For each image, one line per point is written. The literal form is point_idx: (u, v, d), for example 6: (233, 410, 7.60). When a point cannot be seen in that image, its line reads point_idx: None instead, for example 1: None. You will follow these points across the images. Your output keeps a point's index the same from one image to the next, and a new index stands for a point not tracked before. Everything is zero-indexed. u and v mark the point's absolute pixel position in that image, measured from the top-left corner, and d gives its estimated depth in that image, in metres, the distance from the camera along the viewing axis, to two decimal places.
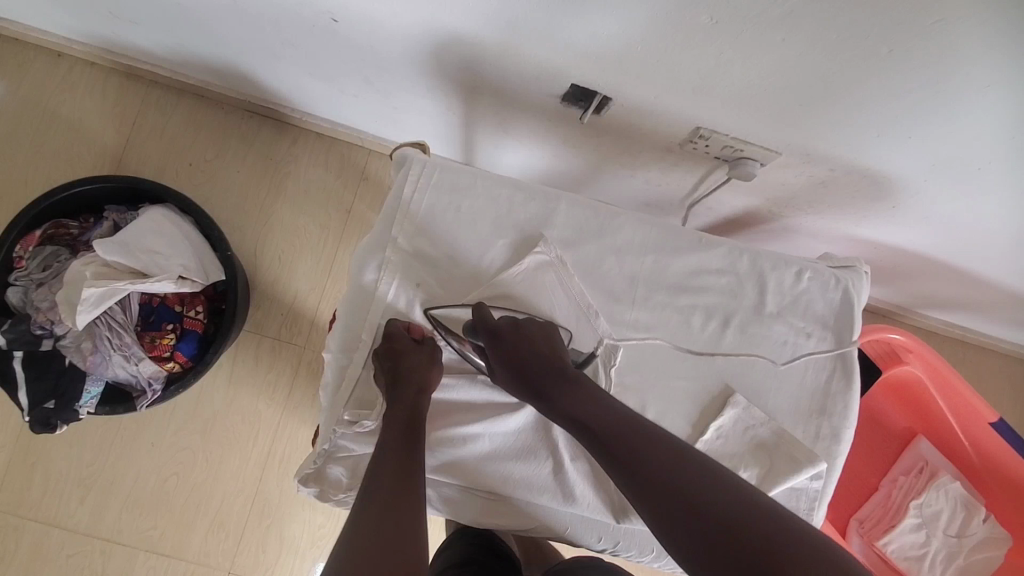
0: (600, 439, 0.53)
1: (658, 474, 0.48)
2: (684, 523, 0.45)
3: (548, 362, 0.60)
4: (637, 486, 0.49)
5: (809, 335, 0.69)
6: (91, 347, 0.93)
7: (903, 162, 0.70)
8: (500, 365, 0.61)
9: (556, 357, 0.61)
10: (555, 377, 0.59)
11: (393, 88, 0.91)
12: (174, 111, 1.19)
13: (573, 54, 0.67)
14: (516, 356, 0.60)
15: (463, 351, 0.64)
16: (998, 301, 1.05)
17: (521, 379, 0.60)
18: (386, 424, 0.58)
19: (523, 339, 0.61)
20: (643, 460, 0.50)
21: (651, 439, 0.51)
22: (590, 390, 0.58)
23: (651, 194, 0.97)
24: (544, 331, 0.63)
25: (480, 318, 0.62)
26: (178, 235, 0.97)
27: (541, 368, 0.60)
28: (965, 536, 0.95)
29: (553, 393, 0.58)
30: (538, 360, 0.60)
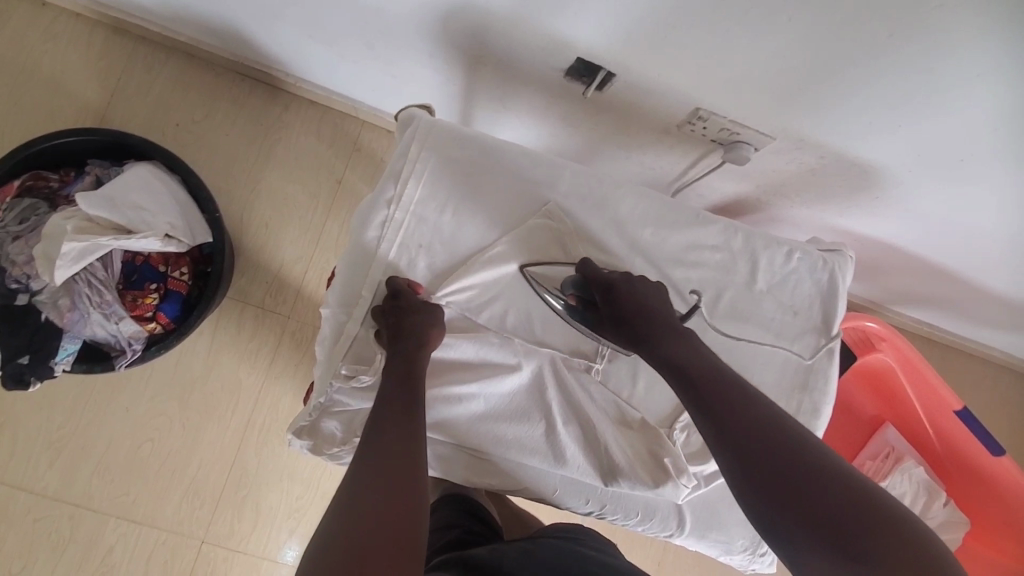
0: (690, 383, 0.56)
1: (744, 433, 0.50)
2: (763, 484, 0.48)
3: (651, 313, 0.61)
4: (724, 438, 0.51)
5: (795, 313, 0.72)
6: (69, 304, 0.91)
7: (890, 152, 0.73)
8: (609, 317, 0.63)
9: (660, 310, 0.62)
10: (662, 328, 0.60)
11: (395, 55, 0.90)
12: (163, 69, 1.15)
13: (584, 25, 0.68)
14: (623, 310, 0.62)
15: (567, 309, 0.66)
16: (966, 298, 1.10)
17: (624, 330, 0.62)
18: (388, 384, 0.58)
19: (634, 292, 0.63)
20: (732, 417, 0.51)
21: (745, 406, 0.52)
22: (695, 343, 0.59)
23: (645, 177, 0.99)
24: (653, 287, 0.65)
25: (589, 272, 0.65)
26: (164, 193, 0.94)
27: (647, 317, 0.61)
28: (925, 518, 0.99)
29: (658, 340, 0.59)
30: (643, 311, 0.62)
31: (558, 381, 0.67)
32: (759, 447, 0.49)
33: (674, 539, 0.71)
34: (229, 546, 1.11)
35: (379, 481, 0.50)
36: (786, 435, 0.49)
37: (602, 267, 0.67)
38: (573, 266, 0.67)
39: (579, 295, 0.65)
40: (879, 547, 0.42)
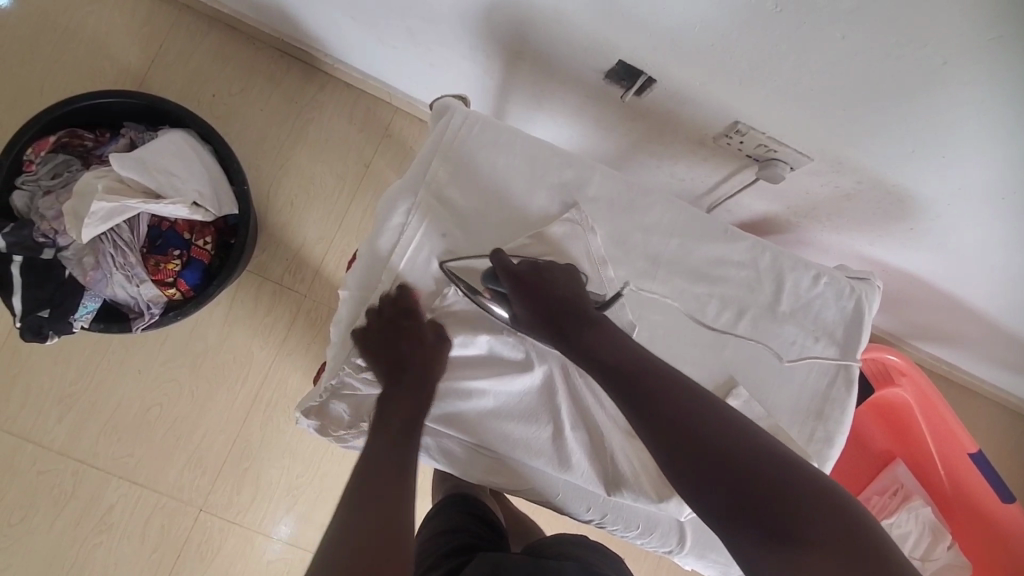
0: (614, 372, 0.56)
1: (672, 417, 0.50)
2: (694, 467, 0.48)
3: (571, 302, 0.61)
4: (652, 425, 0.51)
5: (816, 340, 0.70)
6: (93, 263, 0.92)
7: (928, 183, 0.72)
8: (524, 312, 0.61)
9: (576, 298, 0.61)
10: (577, 317, 0.60)
11: (435, 44, 0.90)
12: (204, 40, 1.16)
13: (627, 29, 0.67)
14: (540, 303, 0.60)
15: (485, 303, 0.63)
16: (991, 340, 1.08)
17: (543, 325, 0.60)
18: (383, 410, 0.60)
19: (543, 283, 0.61)
20: (658, 405, 0.51)
21: (666, 392, 0.52)
22: (609, 330, 0.59)
23: (674, 188, 0.99)
24: (564, 269, 0.63)
25: (500, 266, 0.62)
26: (195, 161, 0.95)
27: (568, 307, 0.60)
28: (927, 560, 0.97)
29: (575, 331, 0.59)
30: (558, 304, 0.60)
31: (570, 386, 0.66)
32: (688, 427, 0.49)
33: (673, 555, 0.71)
34: (226, 517, 1.12)
35: (369, 508, 0.51)
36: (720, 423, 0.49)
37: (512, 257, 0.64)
38: (485, 258, 0.64)
39: (493, 287, 0.63)
40: (806, 514, 0.43)
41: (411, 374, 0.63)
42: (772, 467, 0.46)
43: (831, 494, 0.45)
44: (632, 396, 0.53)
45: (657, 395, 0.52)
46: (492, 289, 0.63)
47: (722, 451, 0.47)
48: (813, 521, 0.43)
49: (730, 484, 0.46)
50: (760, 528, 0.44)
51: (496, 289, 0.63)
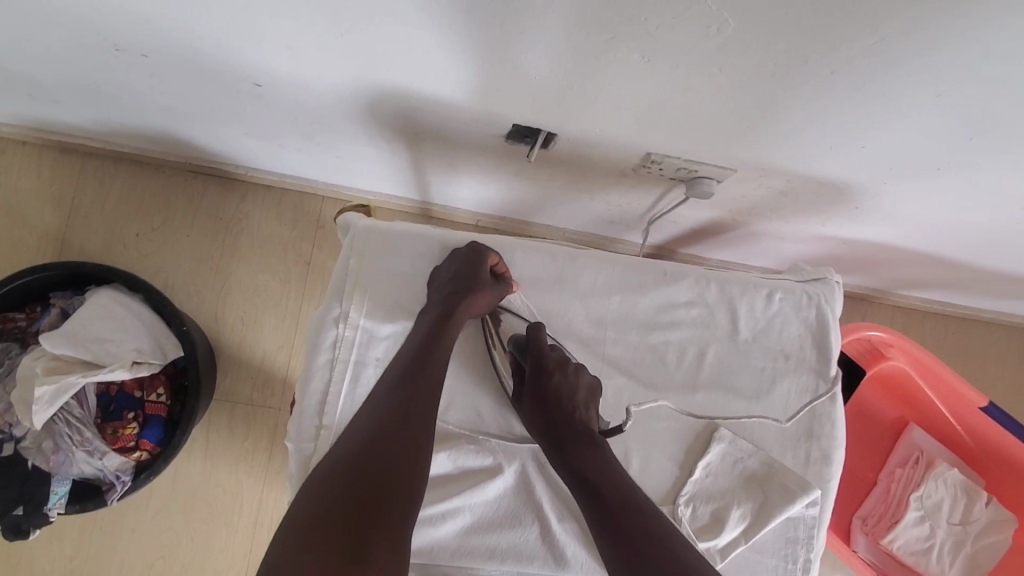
0: (598, 498, 0.56)
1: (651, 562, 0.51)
2: None
3: (570, 414, 0.61)
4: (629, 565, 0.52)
5: (786, 358, 0.67)
6: (52, 446, 0.89)
7: (858, 169, 0.69)
8: (530, 393, 0.62)
9: (583, 410, 0.61)
10: (577, 435, 0.60)
11: (335, 141, 0.88)
12: (115, 182, 1.14)
13: (510, 99, 0.64)
14: (550, 395, 0.61)
15: (497, 363, 0.65)
16: (974, 279, 1.05)
17: (541, 419, 0.61)
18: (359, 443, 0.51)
19: (565, 378, 0.62)
20: (638, 546, 0.52)
21: (650, 533, 0.53)
22: (604, 456, 0.59)
23: (614, 213, 0.96)
24: (588, 379, 0.63)
25: (535, 340, 0.63)
26: (129, 318, 0.92)
27: (565, 419, 0.61)
28: (969, 523, 0.94)
29: (570, 446, 0.60)
30: (567, 409, 0.61)
31: (546, 478, 0.63)
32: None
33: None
34: None
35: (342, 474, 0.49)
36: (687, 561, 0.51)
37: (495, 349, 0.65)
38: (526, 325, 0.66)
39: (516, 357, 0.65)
40: None
41: None
42: None
43: None
44: (608, 518, 0.54)
45: (643, 534, 0.53)
46: (515, 356, 0.65)
47: None
48: None
49: None
50: None
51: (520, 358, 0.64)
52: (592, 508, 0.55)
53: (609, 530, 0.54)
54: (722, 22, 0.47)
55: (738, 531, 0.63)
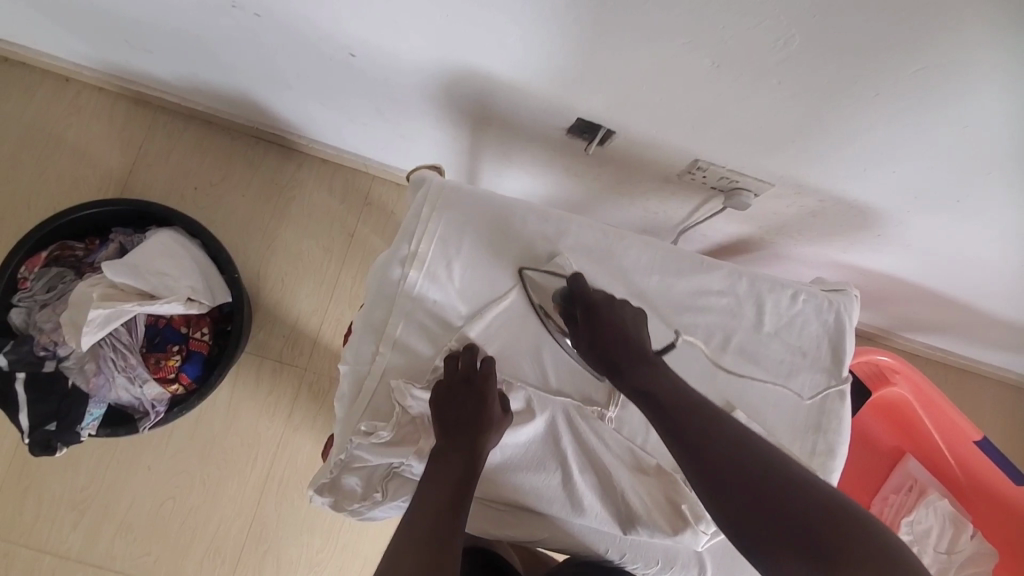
0: (663, 409, 0.60)
1: (717, 456, 0.55)
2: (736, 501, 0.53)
3: (624, 340, 0.65)
4: (699, 462, 0.56)
5: (803, 354, 0.73)
6: (94, 368, 0.94)
7: (883, 195, 0.76)
8: (585, 334, 0.66)
9: (636, 337, 0.65)
10: (630, 355, 0.64)
11: (404, 119, 0.95)
12: (181, 136, 1.20)
13: (582, 92, 0.72)
14: (602, 331, 0.66)
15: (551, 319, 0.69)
16: (977, 324, 1.11)
17: (600, 353, 0.65)
18: (445, 430, 0.60)
19: (614, 313, 0.66)
20: (707, 444, 0.56)
21: (711, 427, 0.58)
22: (661, 371, 0.63)
23: (649, 220, 1.02)
24: (633, 310, 0.67)
25: (579, 287, 0.68)
26: (186, 257, 0.97)
27: (618, 344, 0.65)
28: (953, 552, 0.97)
29: (628, 370, 0.64)
30: (619, 337, 0.65)
31: (573, 431, 0.67)
32: (733, 464, 0.55)
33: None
34: None
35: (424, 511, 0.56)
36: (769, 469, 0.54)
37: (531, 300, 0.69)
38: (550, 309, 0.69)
39: (564, 308, 0.68)
40: (850, 552, 0.48)
41: (418, 438, 0.62)
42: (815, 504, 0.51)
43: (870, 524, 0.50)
44: (673, 423, 0.59)
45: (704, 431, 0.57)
46: (564, 307, 0.69)
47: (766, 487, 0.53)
48: (853, 555, 0.48)
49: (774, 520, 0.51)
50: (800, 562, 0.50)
51: (568, 307, 0.68)
52: (658, 417, 0.60)
53: (675, 434, 0.59)
54: (788, 36, 0.54)
55: None
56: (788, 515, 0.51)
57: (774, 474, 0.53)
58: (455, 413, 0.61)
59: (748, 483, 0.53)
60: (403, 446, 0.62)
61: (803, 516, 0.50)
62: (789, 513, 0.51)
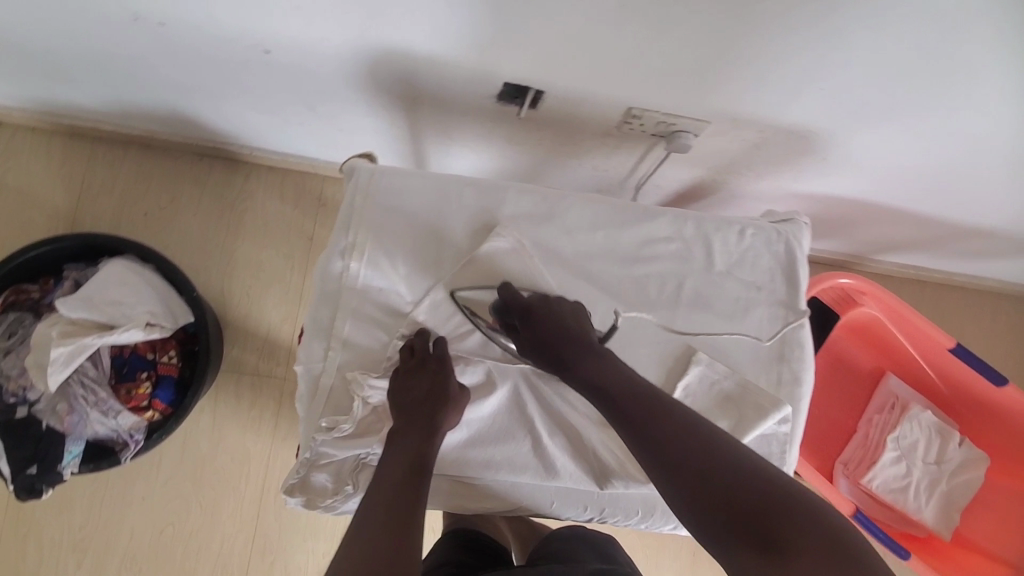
0: (613, 400, 0.59)
1: (669, 442, 0.54)
2: (690, 488, 0.51)
3: (568, 330, 0.64)
4: (653, 450, 0.54)
5: (758, 288, 0.72)
6: (67, 408, 0.92)
7: (819, 116, 0.75)
8: (530, 341, 0.64)
9: (580, 331, 0.64)
10: (575, 348, 0.62)
11: (337, 112, 0.94)
12: (123, 164, 1.19)
13: (500, 54, 0.71)
14: (542, 334, 0.63)
15: (491, 334, 0.66)
16: (943, 236, 1.10)
17: (545, 352, 0.63)
18: (406, 408, 0.61)
19: (552, 313, 0.65)
20: (658, 435, 0.54)
21: (664, 414, 0.56)
22: (612, 362, 0.62)
23: (601, 179, 1.02)
24: (569, 305, 0.66)
25: (509, 295, 0.65)
26: (141, 284, 0.96)
27: (565, 342, 0.63)
28: (943, 462, 1.00)
29: (575, 361, 0.62)
30: (562, 334, 0.63)
31: (537, 396, 0.67)
32: (685, 451, 0.53)
33: (679, 529, 0.70)
34: None
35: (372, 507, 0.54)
36: (739, 464, 0.50)
37: (469, 280, 0.67)
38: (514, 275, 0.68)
39: (501, 320, 0.66)
40: (795, 540, 0.45)
41: (381, 427, 0.63)
42: (766, 490, 0.49)
43: (824, 512, 0.47)
44: (625, 413, 0.57)
45: (652, 417, 0.56)
46: (501, 320, 0.66)
47: (716, 475, 0.50)
48: (802, 543, 0.45)
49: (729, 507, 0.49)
50: (750, 553, 0.46)
51: (506, 319, 0.66)
52: (607, 408, 0.59)
53: (626, 423, 0.57)
54: None
55: None
56: (743, 504, 0.48)
57: (727, 459, 0.51)
58: (415, 385, 0.61)
59: (699, 470, 0.51)
60: (367, 437, 0.62)
61: (754, 503, 0.48)
62: (744, 503, 0.48)
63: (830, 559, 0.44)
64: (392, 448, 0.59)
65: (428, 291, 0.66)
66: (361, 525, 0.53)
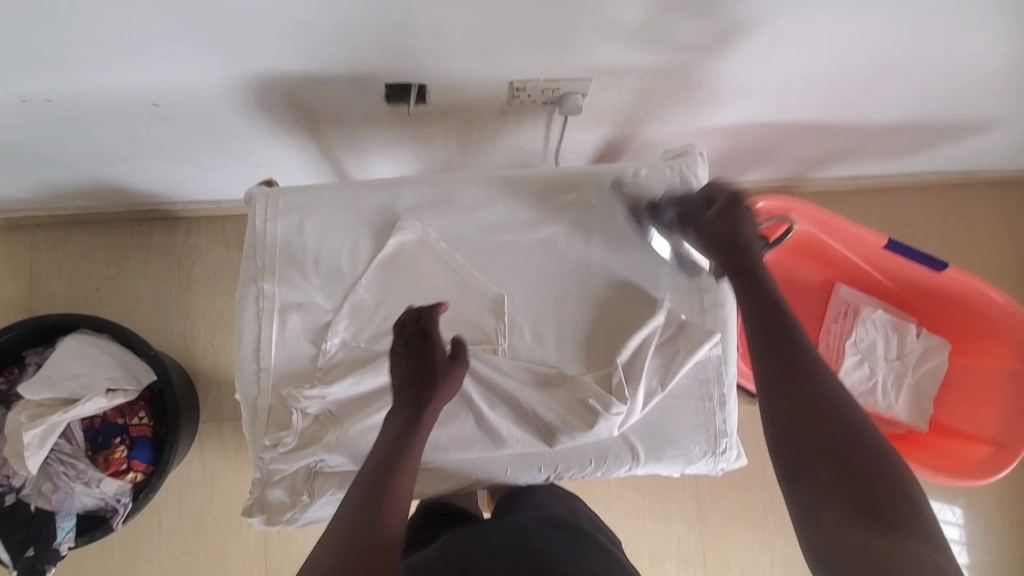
0: (762, 335, 0.64)
1: (807, 393, 0.58)
2: (808, 440, 0.56)
3: (741, 237, 0.69)
4: (787, 395, 0.59)
5: (664, 225, 0.74)
6: (51, 487, 0.95)
7: (689, 49, 0.77)
8: (705, 230, 0.70)
9: (749, 242, 0.69)
10: (745, 255, 0.68)
11: (249, 148, 0.96)
12: (67, 244, 1.21)
13: (368, 56, 0.73)
14: (715, 229, 0.69)
15: (649, 226, 0.72)
16: (864, 142, 1.12)
17: (721, 239, 0.69)
18: (396, 398, 0.62)
19: (731, 212, 0.70)
20: (801, 387, 0.59)
21: (802, 370, 0.60)
22: (769, 287, 0.67)
23: (519, 157, 1.04)
24: (740, 207, 0.70)
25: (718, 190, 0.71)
26: (97, 354, 0.98)
27: (744, 256, 0.68)
28: (904, 355, 1.02)
29: (744, 281, 0.67)
30: (730, 231, 0.69)
31: (471, 373, 0.68)
32: (814, 408, 0.57)
33: (637, 470, 0.71)
34: None
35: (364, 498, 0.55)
36: (864, 430, 0.55)
37: (381, 277, 0.69)
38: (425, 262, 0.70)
39: (681, 211, 0.71)
40: (894, 518, 0.50)
41: (324, 434, 0.64)
42: (876, 466, 0.53)
43: (914, 498, 0.51)
44: (771, 349, 0.62)
45: (793, 370, 0.60)
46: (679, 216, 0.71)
47: (838, 438, 0.55)
48: (899, 523, 0.49)
49: (842, 463, 0.53)
50: (837, 510, 0.52)
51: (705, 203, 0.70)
52: (760, 341, 0.63)
53: (767, 359, 0.62)
54: None
55: (655, 383, 0.68)
56: (853, 469, 0.53)
57: (847, 430, 0.55)
58: (402, 373, 0.63)
59: (827, 427, 0.56)
60: (311, 446, 0.63)
61: (865, 474, 0.52)
62: (854, 470, 0.53)
63: (916, 542, 0.48)
64: (386, 435, 0.59)
65: (346, 297, 0.68)
66: (350, 516, 0.54)
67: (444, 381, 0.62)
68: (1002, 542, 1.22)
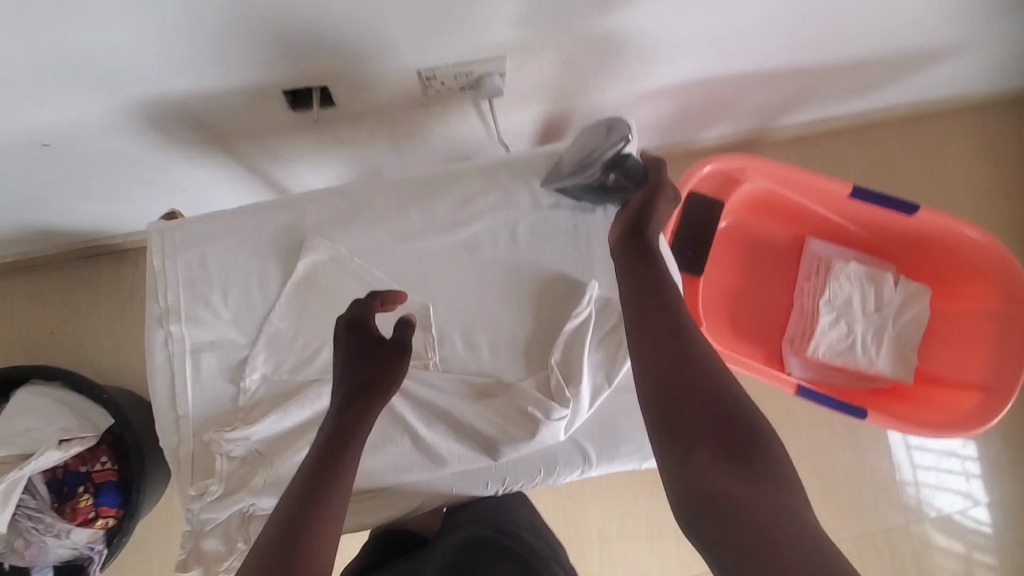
0: (641, 279, 0.58)
1: (681, 347, 0.53)
2: (684, 395, 0.51)
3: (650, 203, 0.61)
4: (658, 346, 0.54)
5: (593, 209, 0.69)
6: (24, 542, 0.94)
7: (602, 12, 0.70)
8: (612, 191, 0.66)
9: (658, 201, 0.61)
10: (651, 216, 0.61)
11: (166, 175, 0.91)
12: (14, 292, 1.18)
13: (253, 65, 0.67)
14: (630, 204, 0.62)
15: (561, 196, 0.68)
16: (823, 84, 1.04)
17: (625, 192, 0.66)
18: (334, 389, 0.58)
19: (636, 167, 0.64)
20: (676, 338, 0.54)
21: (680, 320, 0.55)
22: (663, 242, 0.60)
23: (456, 148, 0.98)
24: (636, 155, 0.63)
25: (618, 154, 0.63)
26: (50, 404, 0.95)
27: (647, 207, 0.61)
28: (884, 307, 0.96)
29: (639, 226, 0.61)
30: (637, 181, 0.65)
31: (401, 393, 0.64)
32: (687, 362, 0.52)
33: (592, 472, 0.68)
34: None
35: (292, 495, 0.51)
36: (734, 396, 0.50)
37: (296, 303, 0.65)
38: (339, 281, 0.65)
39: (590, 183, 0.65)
40: (767, 484, 0.46)
41: (251, 477, 0.61)
42: (750, 431, 0.49)
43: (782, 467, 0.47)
44: (644, 298, 0.57)
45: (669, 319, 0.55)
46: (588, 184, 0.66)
47: (717, 399, 0.50)
48: (770, 491, 0.45)
49: (712, 426, 0.49)
50: (715, 469, 0.47)
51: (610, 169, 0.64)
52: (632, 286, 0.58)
53: (639, 307, 0.56)
54: None
55: (600, 379, 0.65)
56: (727, 432, 0.49)
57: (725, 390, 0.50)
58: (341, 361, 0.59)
59: (704, 387, 0.51)
60: (239, 492, 0.61)
61: (740, 437, 0.48)
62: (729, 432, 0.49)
63: (784, 510, 0.44)
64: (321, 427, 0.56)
65: (259, 328, 0.64)
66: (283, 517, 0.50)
67: (382, 372, 0.58)
68: (1004, 482, 1.19)
